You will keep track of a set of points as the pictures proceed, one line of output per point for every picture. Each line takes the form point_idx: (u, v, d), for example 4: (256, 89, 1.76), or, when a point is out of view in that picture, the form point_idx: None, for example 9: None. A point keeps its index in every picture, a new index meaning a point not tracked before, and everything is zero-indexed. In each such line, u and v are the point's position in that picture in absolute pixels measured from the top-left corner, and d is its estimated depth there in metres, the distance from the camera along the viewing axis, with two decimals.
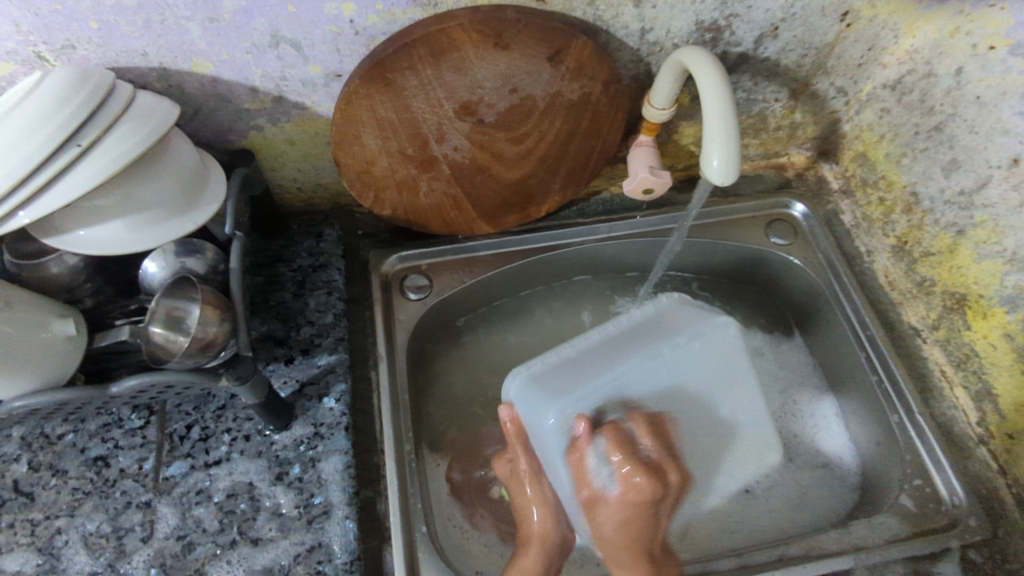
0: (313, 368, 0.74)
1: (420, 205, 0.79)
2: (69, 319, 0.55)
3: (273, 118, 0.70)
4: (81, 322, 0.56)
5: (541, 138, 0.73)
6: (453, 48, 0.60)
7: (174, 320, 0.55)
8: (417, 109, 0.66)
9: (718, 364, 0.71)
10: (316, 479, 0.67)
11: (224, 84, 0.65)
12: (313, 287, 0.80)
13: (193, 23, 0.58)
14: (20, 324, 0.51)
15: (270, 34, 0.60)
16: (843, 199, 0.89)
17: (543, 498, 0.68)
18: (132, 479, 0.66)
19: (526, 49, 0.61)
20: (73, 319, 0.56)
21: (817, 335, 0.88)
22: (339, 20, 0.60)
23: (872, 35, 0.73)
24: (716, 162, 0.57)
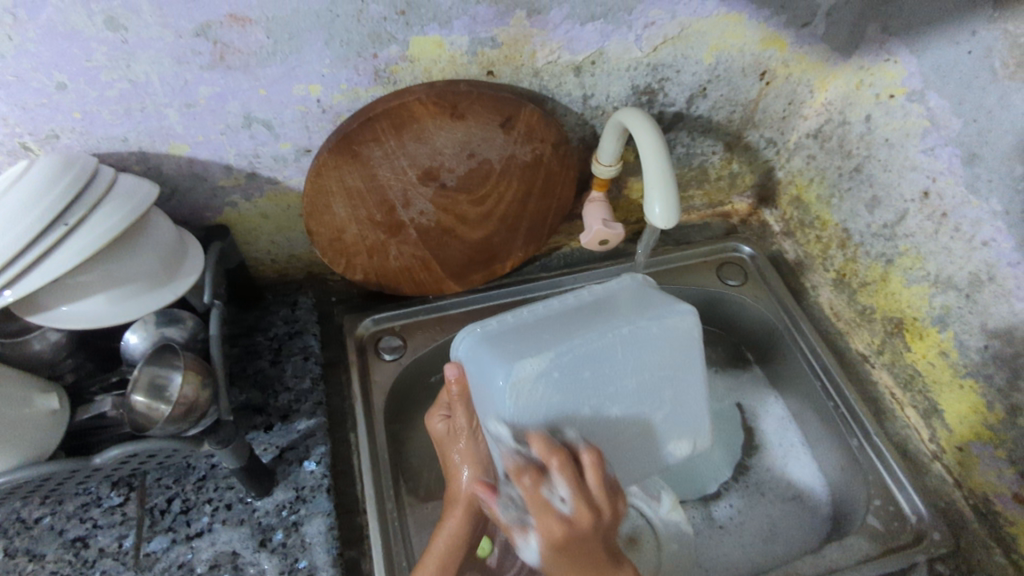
0: (293, 433, 0.75)
1: (391, 268, 0.83)
2: (52, 394, 0.57)
3: (247, 194, 0.74)
4: (64, 397, 0.58)
5: (500, 198, 0.78)
6: (413, 120, 0.66)
7: (156, 388, 0.57)
8: (383, 178, 0.71)
9: (670, 355, 0.65)
10: (300, 543, 0.67)
11: (200, 165, 0.69)
12: (290, 354, 0.82)
13: (171, 109, 0.63)
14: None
15: (243, 116, 0.65)
16: (785, 240, 0.95)
17: (476, 456, 0.67)
18: (111, 558, 0.66)
19: (480, 117, 0.67)
20: (56, 395, 0.57)
21: (775, 368, 0.93)
22: (307, 100, 0.66)
23: (790, 91, 0.82)
24: (657, 209, 0.62)
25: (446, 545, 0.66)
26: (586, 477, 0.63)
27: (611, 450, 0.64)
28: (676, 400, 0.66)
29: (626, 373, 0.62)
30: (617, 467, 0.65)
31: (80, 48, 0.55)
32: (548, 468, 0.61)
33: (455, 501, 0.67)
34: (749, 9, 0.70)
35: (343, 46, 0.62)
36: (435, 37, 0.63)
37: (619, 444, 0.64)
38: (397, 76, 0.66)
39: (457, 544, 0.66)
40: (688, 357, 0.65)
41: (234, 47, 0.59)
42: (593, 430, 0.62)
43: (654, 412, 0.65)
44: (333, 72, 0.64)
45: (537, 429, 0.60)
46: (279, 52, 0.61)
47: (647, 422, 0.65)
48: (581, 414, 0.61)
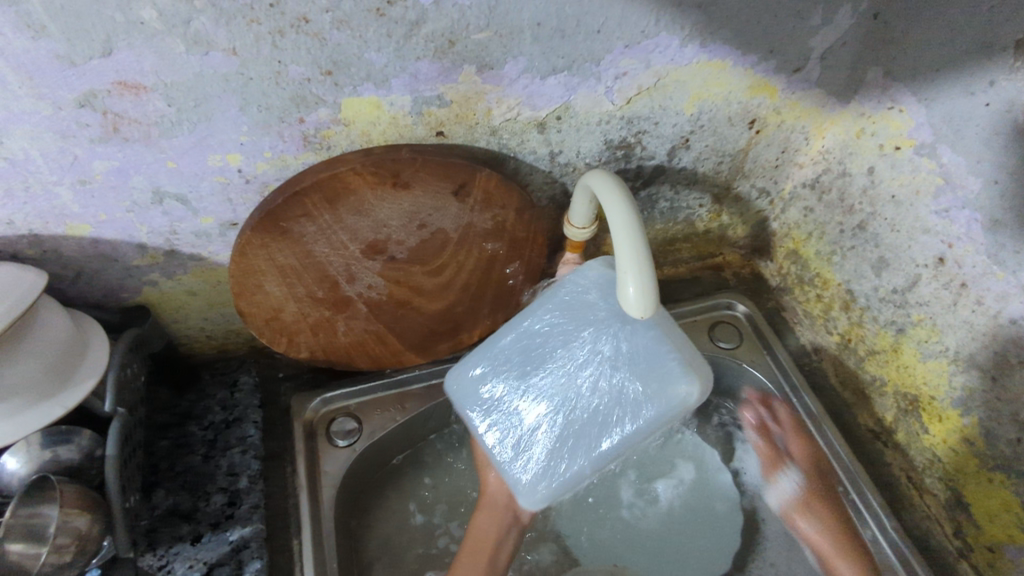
0: (224, 545, 0.65)
1: (340, 344, 0.74)
2: None
3: (168, 272, 0.65)
4: None
5: (460, 268, 0.69)
6: (349, 192, 0.57)
7: (34, 530, 0.47)
8: (320, 254, 0.62)
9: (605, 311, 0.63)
10: None
11: (108, 244, 0.60)
12: (226, 446, 0.73)
13: (62, 187, 0.54)
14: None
15: (152, 191, 0.57)
16: (783, 295, 0.87)
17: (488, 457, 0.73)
18: None
19: (427, 186, 0.59)
20: None
21: None
22: (226, 170, 0.57)
23: (783, 139, 0.73)
24: (631, 291, 0.52)
25: (472, 545, 0.72)
26: (558, 453, 0.62)
27: (587, 419, 0.62)
28: (624, 356, 0.61)
29: (554, 352, 0.63)
30: (583, 445, 0.61)
31: None
32: (516, 446, 0.63)
33: (481, 505, 0.73)
34: (735, 55, 0.61)
35: (262, 112, 0.53)
36: (371, 97, 0.55)
37: (593, 410, 0.62)
38: (330, 141, 0.57)
39: (482, 533, 0.72)
40: (621, 318, 0.62)
41: (129, 117, 0.50)
42: (540, 410, 0.63)
43: (608, 384, 0.61)
44: (252, 140, 0.55)
45: (482, 418, 0.64)
46: (185, 121, 0.52)
47: (603, 390, 0.62)
48: (524, 396, 0.64)
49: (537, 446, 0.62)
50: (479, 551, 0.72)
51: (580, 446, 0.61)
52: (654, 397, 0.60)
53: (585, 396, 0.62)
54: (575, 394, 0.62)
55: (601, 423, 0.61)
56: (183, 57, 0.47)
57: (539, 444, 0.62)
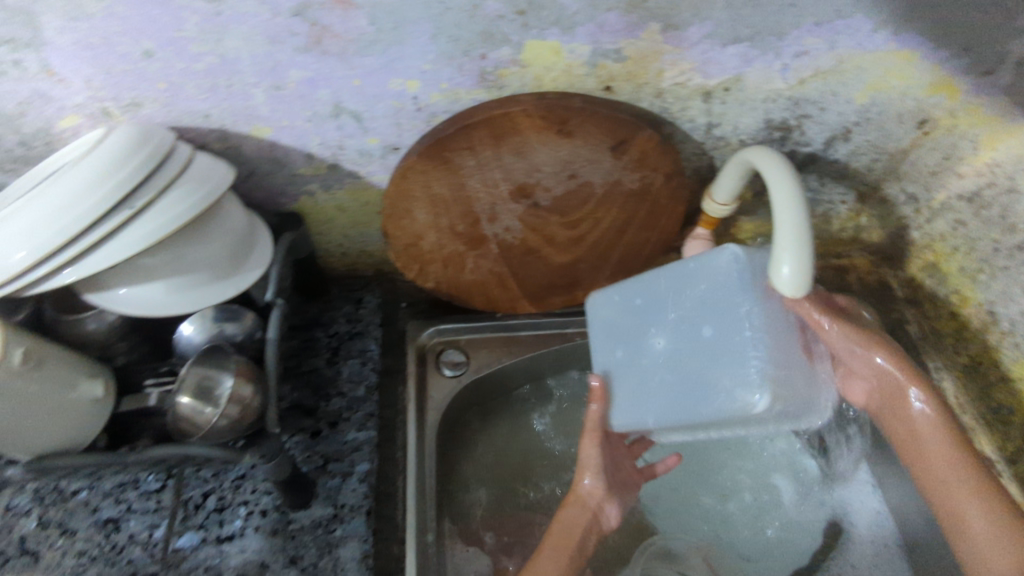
0: (339, 444, 0.70)
1: (465, 281, 0.77)
2: (97, 380, 0.54)
3: (326, 185, 0.70)
4: (111, 385, 0.56)
5: (595, 225, 0.71)
6: (515, 132, 0.59)
7: (204, 390, 0.53)
8: (472, 189, 0.65)
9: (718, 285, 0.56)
10: (332, 566, 0.62)
11: (282, 149, 0.65)
12: (347, 356, 0.77)
13: (258, 90, 0.58)
14: (49, 378, 0.49)
15: (333, 105, 0.61)
16: (909, 308, 0.84)
17: (587, 460, 0.67)
18: (141, 547, 0.63)
19: (589, 137, 0.60)
20: (101, 381, 0.54)
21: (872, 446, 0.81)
22: (402, 96, 0.60)
23: (949, 145, 0.69)
24: (786, 271, 0.52)
25: (557, 540, 0.65)
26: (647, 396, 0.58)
27: (675, 374, 0.58)
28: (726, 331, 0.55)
29: (669, 296, 0.60)
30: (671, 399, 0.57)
31: (171, 17, 0.51)
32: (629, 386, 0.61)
33: (569, 501, 0.67)
34: (926, 47, 0.59)
35: (451, 43, 0.55)
36: (554, 42, 0.56)
37: (685, 368, 0.57)
38: (504, 81, 0.60)
39: (575, 529, 0.65)
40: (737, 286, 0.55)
41: (333, 31, 0.54)
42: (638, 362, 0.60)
43: (698, 354, 0.57)
44: (434, 69, 0.58)
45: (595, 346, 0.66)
46: (380, 42, 0.55)
47: (694, 357, 0.57)
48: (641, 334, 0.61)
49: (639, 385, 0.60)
50: (565, 538, 0.65)
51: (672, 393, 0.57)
52: (726, 393, 0.54)
53: (686, 351, 0.57)
54: (672, 343, 0.59)
55: (687, 382, 0.57)
56: None
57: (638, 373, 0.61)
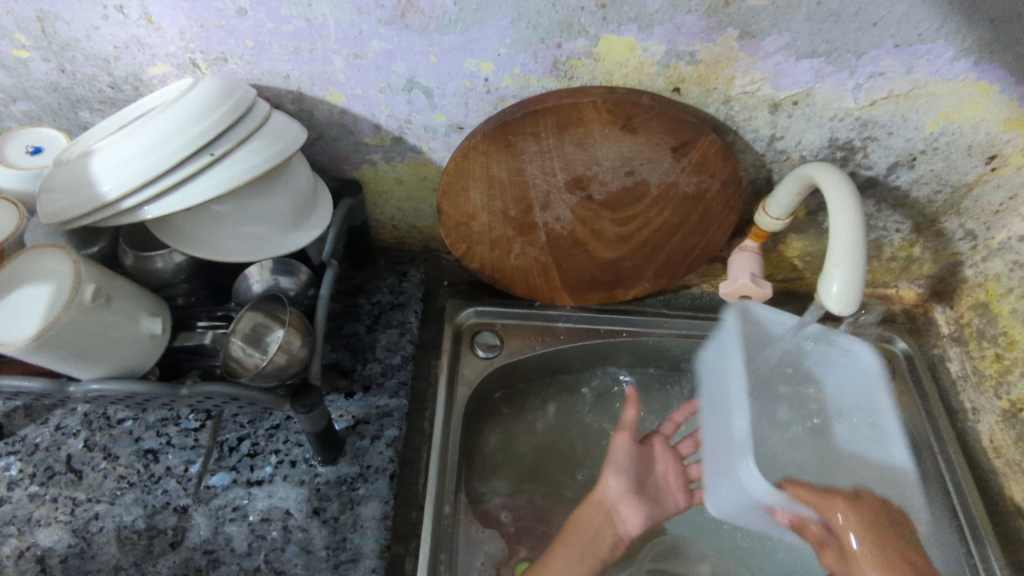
0: (371, 408, 0.72)
1: (509, 266, 0.78)
2: (156, 317, 0.56)
3: (388, 157, 0.72)
4: (166, 321, 0.58)
5: (645, 225, 0.71)
6: (580, 123, 0.60)
7: (256, 337, 0.56)
8: (530, 175, 0.66)
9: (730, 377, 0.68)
10: (351, 522, 0.65)
11: (351, 117, 0.67)
12: (387, 325, 0.80)
13: (338, 57, 0.60)
14: (117, 310, 0.52)
15: (407, 79, 0.62)
16: (953, 346, 0.82)
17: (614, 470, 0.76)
18: (175, 480, 0.66)
19: (652, 136, 0.61)
20: (159, 319, 0.56)
21: None
22: (475, 76, 0.62)
23: (1017, 184, 0.69)
24: (836, 288, 0.53)
25: (577, 536, 0.72)
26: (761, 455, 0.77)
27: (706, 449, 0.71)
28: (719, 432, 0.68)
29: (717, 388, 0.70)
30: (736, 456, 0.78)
31: None
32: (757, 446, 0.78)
33: (590, 502, 0.75)
34: (1006, 81, 0.58)
35: (529, 29, 0.57)
36: (630, 38, 0.57)
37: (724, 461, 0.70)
38: (575, 72, 0.61)
39: (596, 527, 0.73)
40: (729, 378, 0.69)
41: (418, 7, 0.55)
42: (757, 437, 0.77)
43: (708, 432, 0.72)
44: (509, 54, 0.59)
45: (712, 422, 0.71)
46: (462, 22, 0.57)
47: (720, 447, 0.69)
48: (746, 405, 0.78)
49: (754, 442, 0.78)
50: (581, 534, 0.73)
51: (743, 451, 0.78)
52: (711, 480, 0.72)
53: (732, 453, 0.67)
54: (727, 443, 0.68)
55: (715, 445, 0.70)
56: None
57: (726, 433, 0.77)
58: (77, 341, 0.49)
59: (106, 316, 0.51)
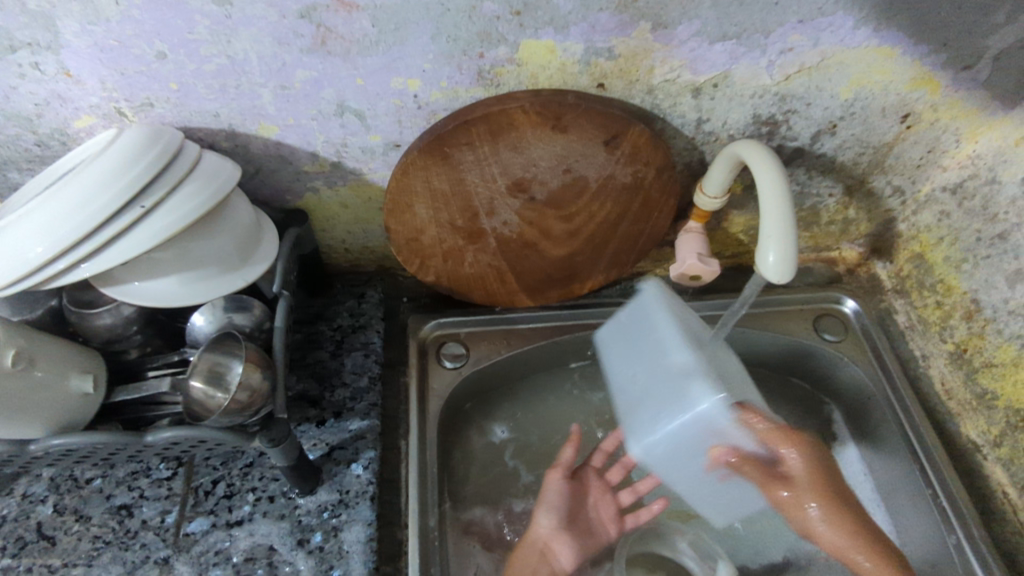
0: (344, 432, 0.72)
1: (465, 275, 0.79)
2: (89, 374, 0.55)
3: (329, 182, 0.72)
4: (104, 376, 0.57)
5: (590, 219, 0.73)
6: (511, 128, 0.62)
7: (215, 376, 0.56)
8: (471, 183, 0.67)
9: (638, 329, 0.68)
10: (337, 550, 0.64)
11: (287, 148, 0.67)
12: (351, 348, 0.80)
13: (265, 89, 0.61)
14: (45, 372, 0.51)
15: (337, 104, 0.63)
16: (897, 298, 0.86)
17: (546, 505, 0.75)
18: (153, 532, 0.65)
19: (583, 132, 0.63)
20: (92, 375, 0.56)
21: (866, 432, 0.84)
22: (403, 94, 0.63)
23: (932, 138, 0.72)
24: (772, 258, 0.55)
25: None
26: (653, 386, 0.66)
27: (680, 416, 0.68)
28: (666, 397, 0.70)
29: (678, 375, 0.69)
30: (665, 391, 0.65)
31: (183, 20, 0.54)
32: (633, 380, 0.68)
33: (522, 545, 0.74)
34: (906, 43, 0.61)
35: (449, 43, 0.58)
36: (548, 41, 0.59)
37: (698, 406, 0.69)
38: (501, 79, 0.62)
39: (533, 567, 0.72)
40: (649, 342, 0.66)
41: (337, 33, 0.56)
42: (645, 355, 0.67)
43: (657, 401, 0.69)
44: (434, 68, 0.60)
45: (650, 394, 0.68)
46: (382, 42, 0.57)
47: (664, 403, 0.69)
48: None
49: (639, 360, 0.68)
50: (524, 565, 0.72)
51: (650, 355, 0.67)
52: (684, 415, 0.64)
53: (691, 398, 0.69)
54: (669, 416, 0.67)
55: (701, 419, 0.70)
56: None
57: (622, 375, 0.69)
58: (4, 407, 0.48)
59: (29, 380, 0.50)
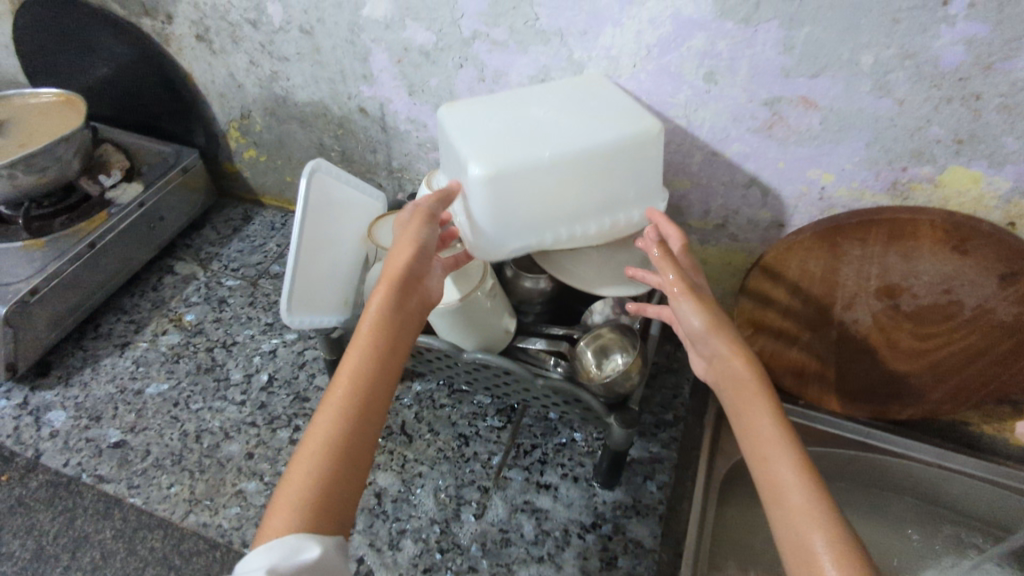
0: (645, 451, 0.82)
1: (788, 357, 0.84)
2: (510, 318, 0.73)
3: (704, 239, 0.84)
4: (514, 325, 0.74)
5: (946, 346, 0.75)
6: (911, 237, 0.68)
7: (602, 351, 0.70)
8: (843, 275, 0.74)
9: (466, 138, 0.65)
10: (622, 546, 0.72)
11: (687, 201, 0.81)
12: (662, 385, 0.91)
13: (700, 151, 0.75)
14: (496, 304, 0.70)
15: (751, 177, 0.74)
16: None
17: (410, 243, 0.57)
18: (480, 464, 0.80)
19: (982, 261, 0.67)
20: (511, 320, 0.73)
21: None
22: (813, 183, 0.72)
23: None
24: None
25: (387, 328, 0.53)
26: (563, 127, 0.63)
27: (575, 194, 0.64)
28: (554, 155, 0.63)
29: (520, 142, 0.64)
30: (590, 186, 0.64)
31: (673, 87, 0.70)
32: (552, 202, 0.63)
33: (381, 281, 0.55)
34: None
35: (880, 152, 0.66)
36: (977, 172, 0.64)
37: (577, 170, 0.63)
38: (911, 193, 0.69)
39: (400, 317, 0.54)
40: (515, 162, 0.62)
41: (787, 122, 0.68)
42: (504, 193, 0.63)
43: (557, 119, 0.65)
44: (853, 169, 0.69)
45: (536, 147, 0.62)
46: (820, 139, 0.68)
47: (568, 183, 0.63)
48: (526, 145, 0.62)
49: (493, 133, 0.63)
50: (397, 354, 0.53)
51: (607, 181, 0.64)
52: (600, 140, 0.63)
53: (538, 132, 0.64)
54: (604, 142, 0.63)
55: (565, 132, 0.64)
56: (864, 97, 0.63)
57: (504, 136, 0.62)
58: (472, 313, 0.67)
59: (488, 303, 0.69)
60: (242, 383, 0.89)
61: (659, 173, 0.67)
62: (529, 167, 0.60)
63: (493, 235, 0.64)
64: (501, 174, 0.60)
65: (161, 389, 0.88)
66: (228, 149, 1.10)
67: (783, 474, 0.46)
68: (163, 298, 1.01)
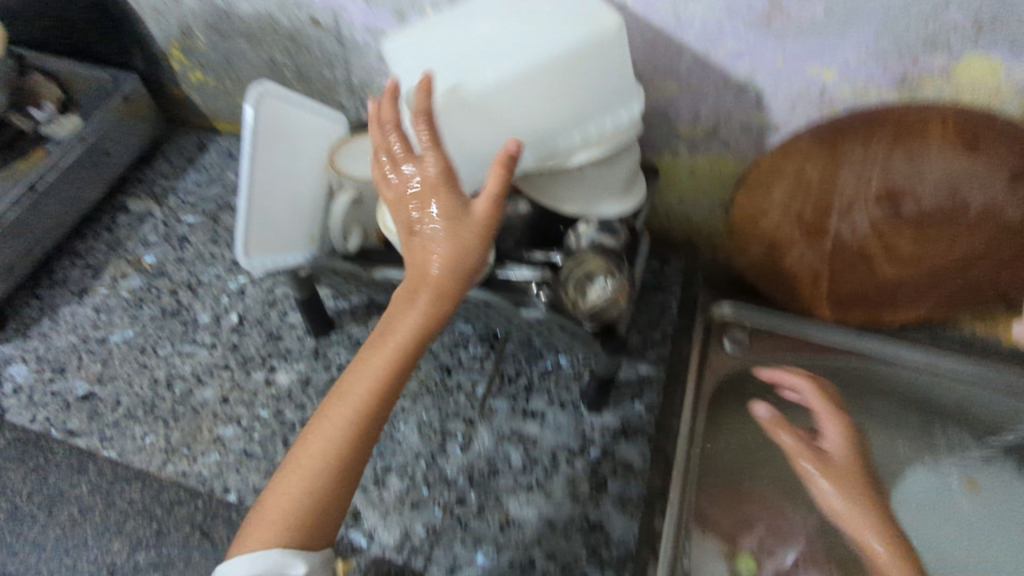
0: (634, 373, 0.79)
1: (781, 267, 0.81)
2: None
3: (693, 148, 0.78)
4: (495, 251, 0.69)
5: (947, 251, 0.71)
6: (920, 135, 0.64)
7: (583, 279, 0.63)
8: (842, 179, 0.70)
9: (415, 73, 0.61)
10: (610, 470, 0.71)
11: (675, 107, 0.74)
12: None
13: (688, 51, 0.68)
14: None
15: (745, 78, 0.68)
16: None
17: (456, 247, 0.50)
18: (465, 395, 0.77)
19: (993, 158, 0.62)
20: (488, 248, 0.68)
21: None
22: (814, 83, 0.66)
23: None
24: None
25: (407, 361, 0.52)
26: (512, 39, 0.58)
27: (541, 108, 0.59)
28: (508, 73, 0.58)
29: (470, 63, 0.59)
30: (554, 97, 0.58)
31: None
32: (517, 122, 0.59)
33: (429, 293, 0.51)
34: None
35: (890, 41, 0.60)
36: (996, 61, 0.58)
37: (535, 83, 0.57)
38: (921, 87, 0.63)
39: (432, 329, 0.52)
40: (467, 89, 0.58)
41: (786, 13, 0.61)
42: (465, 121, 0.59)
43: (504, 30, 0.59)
44: (858, 63, 0.63)
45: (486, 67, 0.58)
46: (821, 31, 0.61)
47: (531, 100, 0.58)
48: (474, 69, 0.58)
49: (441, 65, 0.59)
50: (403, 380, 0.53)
51: (570, 88, 0.58)
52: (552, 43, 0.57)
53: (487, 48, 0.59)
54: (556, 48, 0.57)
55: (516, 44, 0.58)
56: None
57: (452, 72, 0.59)
58: None
59: None
60: (211, 326, 0.84)
61: (627, 66, 0.60)
62: (477, 101, 0.57)
63: (469, 163, 0.61)
64: (460, 101, 0.57)
65: (126, 337, 0.84)
66: (172, 72, 1.00)
67: (842, 508, 0.72)
68: (120, 240, 0.95)
